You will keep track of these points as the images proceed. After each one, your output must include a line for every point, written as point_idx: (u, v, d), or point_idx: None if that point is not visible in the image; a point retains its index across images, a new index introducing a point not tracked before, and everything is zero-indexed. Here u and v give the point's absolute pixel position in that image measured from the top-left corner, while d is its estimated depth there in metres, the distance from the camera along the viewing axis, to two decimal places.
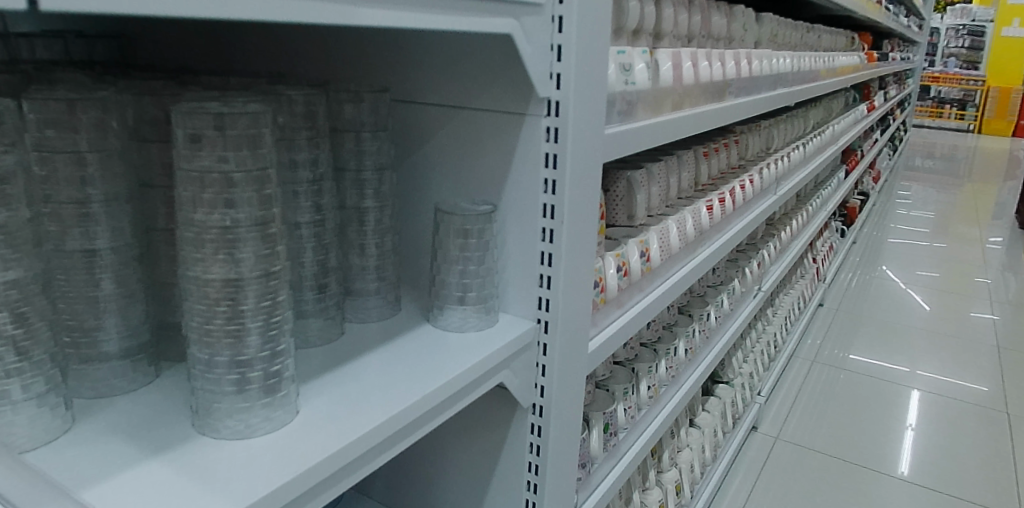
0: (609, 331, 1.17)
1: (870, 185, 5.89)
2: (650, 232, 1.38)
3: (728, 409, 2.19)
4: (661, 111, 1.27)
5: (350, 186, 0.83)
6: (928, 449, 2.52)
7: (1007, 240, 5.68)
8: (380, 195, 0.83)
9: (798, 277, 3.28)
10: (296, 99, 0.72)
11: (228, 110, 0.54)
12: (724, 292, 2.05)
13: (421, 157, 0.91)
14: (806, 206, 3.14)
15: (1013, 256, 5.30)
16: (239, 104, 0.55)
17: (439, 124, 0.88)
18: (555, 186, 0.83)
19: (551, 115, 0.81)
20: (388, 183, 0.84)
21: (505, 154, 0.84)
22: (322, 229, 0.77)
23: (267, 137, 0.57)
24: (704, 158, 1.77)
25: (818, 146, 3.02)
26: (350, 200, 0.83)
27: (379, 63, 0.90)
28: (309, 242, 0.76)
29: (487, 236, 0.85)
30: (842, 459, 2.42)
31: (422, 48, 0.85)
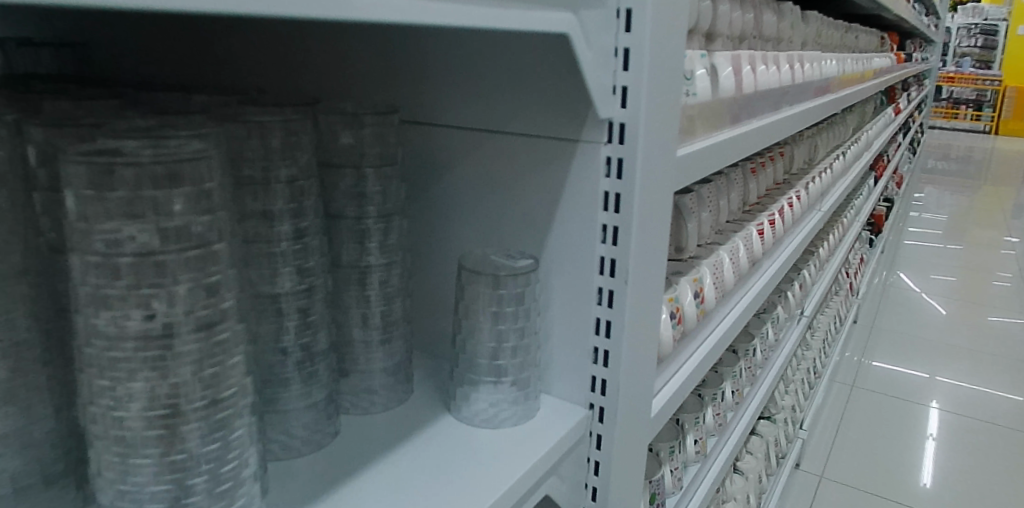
0: (667, 392, 0.97)
1: (894, 190, 5.66)
2: (702, 267, 1.19)
3: (771, 449, 1.98)
4: (720, 126, 1.06)
5: (346, 238, 0.62)
6: (991, 482, 2.30)
7: None
8: (387, 250, 0.64)
9: (833, 293, 3.05)
10: (273, 127, 0.53)
11: (154, 153, 0.35)
12: (769, 321, 1.84)
13: (440, 196, 0.71)
14: (841, 219, 2.93)
15: None
16: (171, 141, 0.36)
17: (463, 155, 0.68)
18: (616, 234, 0.63)
19: (613, 143, 0.61)
20: (398, 232, 0.64)
21: (550, 192, 0.64)
22: (310, 302, 0.57)
23: (214, 192, 0.38)
24: (752, 175, 1.58)
25: (855, 155, 2.81)
26: (346, 258, 0.63)
27: (381, 74, 0.69)
28: (294, 316, 0.56)
29: (531, 303, 0.65)
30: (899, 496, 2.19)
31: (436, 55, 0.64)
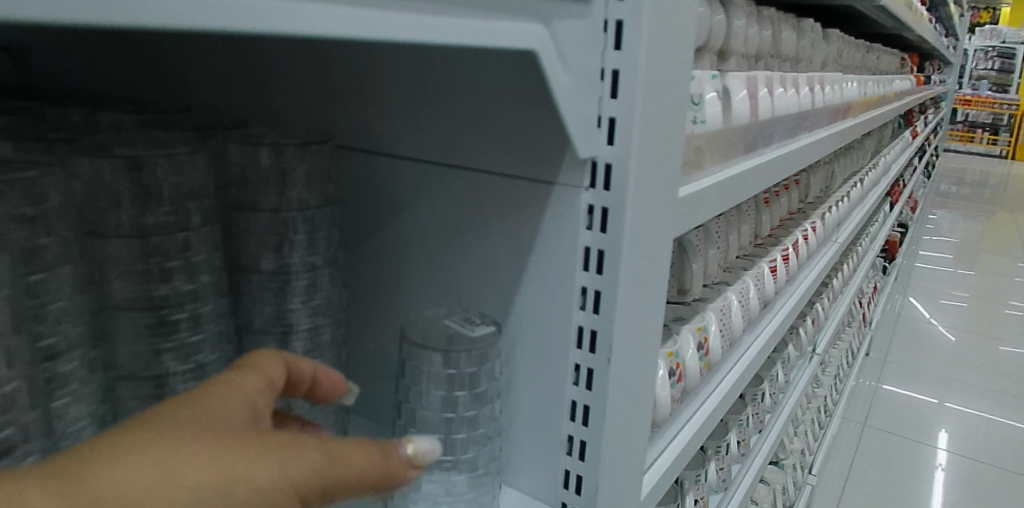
0: (664, 463, 0.84)
1: (909, 215, 5.51)
2: (708, 313, 1.06)
3: (779, 498, 1.85)
4: (731, 157, 0.94)
5: (259, 297, 0.49)
6: None
7: None
8: (316, 312, 0.51)
9: (846, 325, 2.91)
10: (153, 161, 0.41)
11: None
12: (779, 361, 1.70)
13: (387, 241, 0.58)
14: (856, 248, 2.79)
15: None
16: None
17: (413, 195, 0.55)
18: (598, 300, 0.51)
19: (598, 188, 0.48)
20: (329, 290, 0.51)
21: (520, 244, 0.52)
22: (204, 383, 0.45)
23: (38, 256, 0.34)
24: (765, 206, 1.46)
25: (872, 181, 2.67)
26: (257, 322, 0.50)
27: (312, 93, 0.56)
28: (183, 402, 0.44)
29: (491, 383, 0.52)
30: None
31: (375, 74, 0.51)
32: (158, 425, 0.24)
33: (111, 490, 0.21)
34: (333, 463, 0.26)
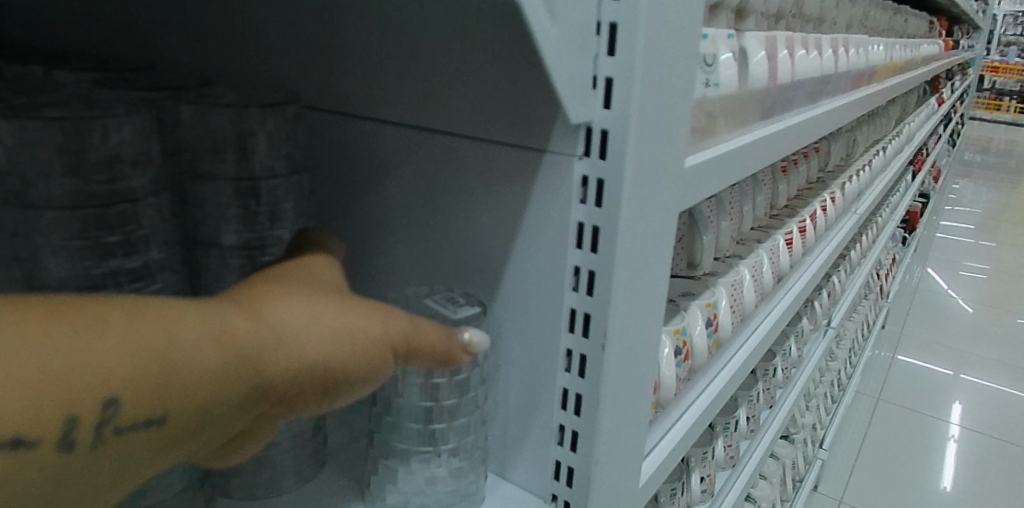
0: (668, 445, 0.80)
1: (932, 185, 5.37)
2: (718, 288, 1.01)
3: (788, 473, 1.81)
4: (746, 123, 0.88)
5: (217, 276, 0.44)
6: None
7: None
8: None
9: (864, 297, 2.85)
10: (93, 126, 0.36)
11: None
12: (793, 335, 1.65)
13: (369, 213, 0.53)
14: (876, 218, 2.71)
15: None
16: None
17: (396, 160, 0.50)
18: (593, 281, 0.46)
19: (593, 157, 0.43)
20: None
21: (508, 218, 0.47)
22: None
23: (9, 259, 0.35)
24: (782, 175, 1.40)
25: (896, 149, 2.58)
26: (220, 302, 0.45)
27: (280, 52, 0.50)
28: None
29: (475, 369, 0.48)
30: None
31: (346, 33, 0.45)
32: (293, 284, 0.29)
33: (282, 326, 0.27)
34: (420, 332, 0.32)
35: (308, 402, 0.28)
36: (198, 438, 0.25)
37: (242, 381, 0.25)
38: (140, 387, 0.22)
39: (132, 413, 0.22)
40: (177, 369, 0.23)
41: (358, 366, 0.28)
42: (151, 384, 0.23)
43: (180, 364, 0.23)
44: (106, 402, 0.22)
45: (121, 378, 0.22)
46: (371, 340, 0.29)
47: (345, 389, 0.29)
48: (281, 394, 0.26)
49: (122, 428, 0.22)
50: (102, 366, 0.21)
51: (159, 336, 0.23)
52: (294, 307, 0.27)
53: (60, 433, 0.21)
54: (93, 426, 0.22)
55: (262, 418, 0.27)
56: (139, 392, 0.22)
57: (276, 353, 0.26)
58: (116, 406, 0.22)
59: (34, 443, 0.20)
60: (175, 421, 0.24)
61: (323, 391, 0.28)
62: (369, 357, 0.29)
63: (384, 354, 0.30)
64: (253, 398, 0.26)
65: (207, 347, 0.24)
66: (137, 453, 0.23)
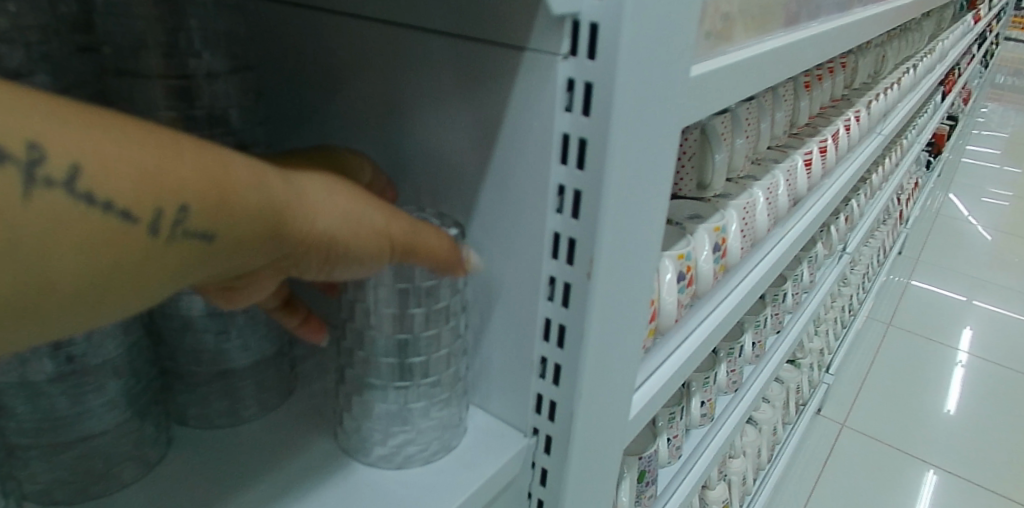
0: (665, 374, 0.77)
1: (962, 107, 5.16)
2: (728, 211, 0.96)
3: (791, 397, 1.81)
4: (768, 30, 0.80)
5: None
6: None
7: None
8: None
9: (882, 222, 2.77)
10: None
11: None
12: (806, 261, 1.60)
13: (333, 122, 0.48)
14: (901, 140, 2.61)
15: None
16: None
17: (360, 58, 0.44)
18: (578, 202, 0.41)
19: (581, 57, 0.37)
20: None
21: (484, 130, 0.41)
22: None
23: None
24: (804, 91, 1.32)
25: (928, 67, 2.45)
26: None
27: None
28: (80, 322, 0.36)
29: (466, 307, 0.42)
30: (927, 449, 2.02)
31: None
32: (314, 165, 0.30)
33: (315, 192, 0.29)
34: (422, 236, 0.34)
35: (315, 267, 0.29)
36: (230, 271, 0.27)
37: (275, 226, 0.27)
38: (207, 199, 0.24)
39: (199, 224, 0.24)
40: (232, 194, 0.25)
41: (362, 248, 0.30)
42: (214, 199, 0.25)
43: (237, 191, 0.25)
44: (180, 205, 0.24)
45: (194, 187, 0.24)
46: (375, 231, 0.30)
47: (342, 266, 0.30)
48: (296, 251, 0.28)
49: (188, 235, 0.24)
50: (179, 173, 0.24)
51: (222, 163, 0.25)
52: (318, 180, 0.29)
53: (149, 222, 0.23)
54: (168, 225, 0.24)
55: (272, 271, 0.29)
56: (208, 201, 0.24)
57: (303, 211, 0.28)
58: (189, 211, 0.24)
59: (129, 220, 0.22)
60: (226, 243, 0.25)
61: (326, 262, 0.29)
62: (369, 245, 0.30)
63: (386, 245, 0.31)
64: (277, 245, 0.27)
65: (254, 183, 0.26)
66: (194, 268, 0.25)
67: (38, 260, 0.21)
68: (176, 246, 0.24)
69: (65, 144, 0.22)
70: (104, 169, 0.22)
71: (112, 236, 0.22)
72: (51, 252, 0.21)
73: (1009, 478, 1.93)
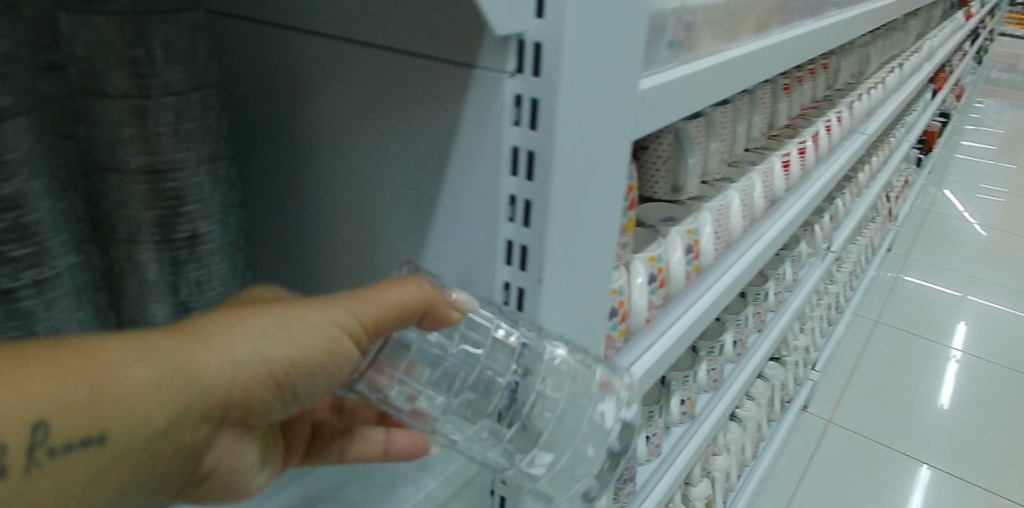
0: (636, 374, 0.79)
1: (953, 104, 5.19)
2: (703, 213, 0.98)
3: (776, 394, 1.83)
4: (736, 39, 0.82)
5: (120, 206, 0.40)
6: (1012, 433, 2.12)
7: None
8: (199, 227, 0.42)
9: (871, 220, 2.80)
10: None
11: None
12: (789, 259, 1.62)
13: (300, 132, 0.49)
14: (888, 139, 2.64)
15: None
16: None
17: (325, 73, 0.45)
18: (528, 211, 0.42)
19: (526, 74, 0.39)
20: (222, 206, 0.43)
21: (439, 143, 0.43)
22: (62, 314, 0.38)
23: None
24: (783, 93, 1.34)
25: (914, 65, 2.48)
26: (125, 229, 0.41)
27: None
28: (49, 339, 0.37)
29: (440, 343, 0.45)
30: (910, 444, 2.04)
31: None
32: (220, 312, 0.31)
33: (220, 339, 0.29)
34: (376, 305, 0.34)
35: (254, 399, 0.30)
36: (156, 450, 0.28)
37: (181, 396, 0.27)
38: (77, 409, 0.25)
39: (71, 435, 0.25)
40: (110, 394, 0.26)
41: (304, 360, 0.31)
42: (84, 406, 0.25)
43: (115, 390, 0.26)
44: (35, 424, 0.24)
45: (56, 403, 0.24)
46: (307, 327, 0.31)
47: (291, 374, 0.31)
48: (223, 400, 0.29)
49: (63, 453, 0.25)
50: (30, 400, 0.24)
51: (91, 361, 0.25)
52: (221, 327, 0.29)
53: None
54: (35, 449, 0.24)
55: (219, 420, 0.30)
56: (76, 413, 0.25)
57: (210, 366, 0.28)
58: (48, 430, 0.24)
59: None
60: (129, 434, 0.26)
61: (271, 378, 0.30)
62: (307, 344, 0.31)
63: (331, 352, 0.32)
64: (196, 406, 0.28)
65: (135, 368, 0.26)
66: (100, 471, 0.26)
67: None
68: (62, 463, 0.25)
69: None
70: None
71: None
72: None
73: (989, 473, 1.95)
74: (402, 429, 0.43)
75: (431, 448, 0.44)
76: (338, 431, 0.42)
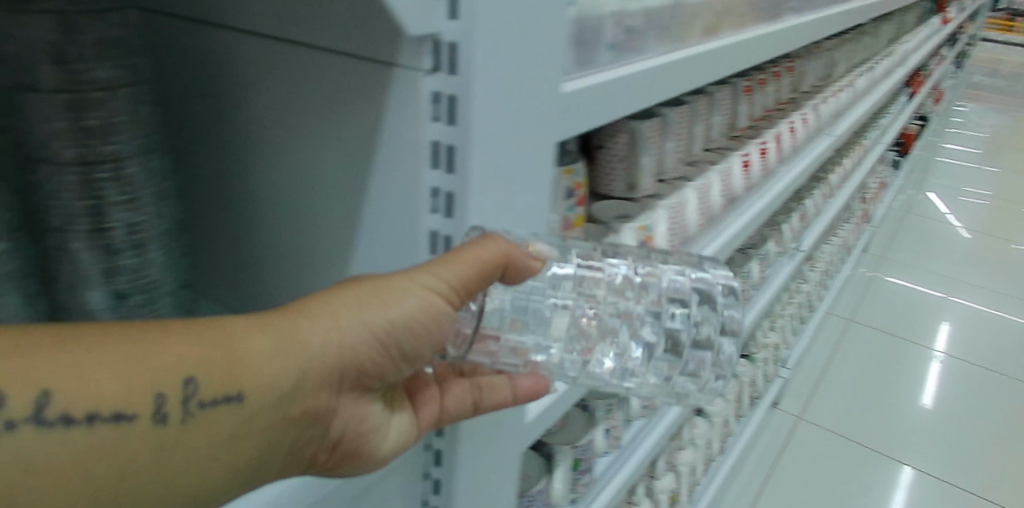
0: None
1: (931, 108, 5.27)
2: (656, 212, 1.01)
3: (744, 391, 1.85)
4: (684, 41, 0.85)
5: (53, 197, 0.42)
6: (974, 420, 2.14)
7: None
8: (136, 216, 0.45)
9: (845, 220, 2.84)
10: None
11: None
12: (755, 258, 1.65)
13: (238, 126, 0.51)
14: (861, 141, 2.68)
15: None
16: None
17: (261, 70, 0.47)
18: (451, 203, 0.44)
19: (443, 73, 0.41)
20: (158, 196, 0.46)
21: (364, 137, 0.44)
22: None
23: None
24: (745, 95, 1.38)
25: (886, 69, 2.53)
26: (57, 219, 0.43)
27: None
28: None
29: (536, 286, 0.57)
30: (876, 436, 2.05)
31: None
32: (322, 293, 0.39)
33: (321, 308, 0.37)
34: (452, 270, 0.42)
35: (361, 355, 0.38)
36: (283, 402, 0.36)
37: (298, 353, 0.36)
38: (215, 366, 0.33)
39: (211, 387, 0.33)
40: (238, 354, 0.34)
41: (398, 318, 0.39)
42: (219, 365, 0.33)
43: (242, 351, 0.34)
44: (186, 380, 0.32)
45: (199, 363, 0.33)
46: (394, 293, 0.39)
47: (390, 334, 0.39)
48: (335, 356, 0.37)
49: (212, 405, 0.33)
50: (176, 360, 0.32)
51: (221, 333, 0.34)
52: (322, 300, 0.38)
53: (151, 409, 0.31)
54: (182, 399, 0.32)
55: (337, 380, 0.38)
56: (213, 371, 0.33)
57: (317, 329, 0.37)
58: (197, 384, 0.32)
59: (132, 418, 0.30)
60: (259, 387, 0.34)
61: (372, 339, 0.39)
62: (399, 305, 0.39)
63: (421, 309, 0.40)
64: (312, 362, 0.36)
65: (256, 336, 0.35)
66: (237, 418, 0.34)
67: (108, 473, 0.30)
68: (210, 414, 0.33)
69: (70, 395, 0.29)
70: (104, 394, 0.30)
71: (132, 436, 0.31)
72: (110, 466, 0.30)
73: (950, 459, 1.97)
74: (523, 376, 0.56)
75: (550, 387, 0.56)
76: (465, 388, 0.52)
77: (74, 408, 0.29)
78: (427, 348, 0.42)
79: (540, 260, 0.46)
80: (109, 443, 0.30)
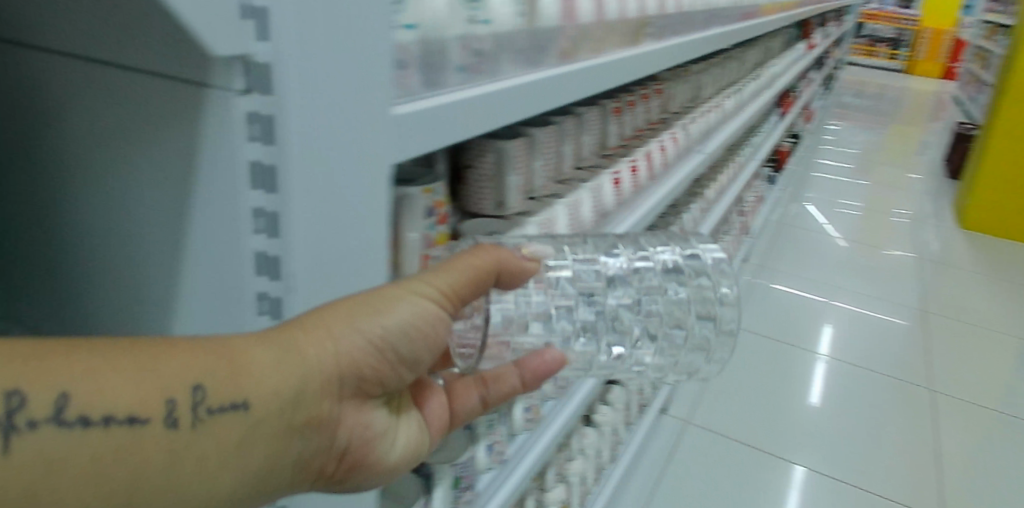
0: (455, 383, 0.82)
1: (802, 127, 5.65)
2: (527, 226, 1.06)
3: (632, 399, 1.90)
4: (538, 64, 0.88)
5: None
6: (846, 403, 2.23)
7: (930, 175, 5.50)
8: None
9: (725, 233, 2.98)
10: None
11: None
12: None
13: (73, 149, 0.50)
14: (735, 158, 2.85)
15: (940, 189, 5.14)
16: None
17: (93, 94, 0.47)
18: (277, 223, 0.44)
19: (257, 93, 0.41)
20: None
21: (187, 158, 0.44)
22: None
23: None
24: (614, 116, 1.46)
25: (754, 91, 2.70)
26: None
27: None
28: None
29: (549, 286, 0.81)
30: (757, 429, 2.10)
31: None
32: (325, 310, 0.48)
33: (321, 322, 0.46)
34: (438, 283, 0.52)
35: (358, 361, 0.47)
36: (286, 405, 0.44)
37: (298, 360, 0.44)
38: (220, 375, 0.41)
39: (218, 393, 0.41)
40: (240, 364, 0.42)
41: (392, 326, 0.49)
42: (222, 372, 0.41)
43: (245, 362, 0.42)
44: (194, 387, 0.40)
45: (206, 372, 0.41)
46: (390, 304, 0.49)
47: (387, 340, 0.49)
48: (333, 362, 0.46)
49: (220, 409, 0.41)
50: (181, 370, 0.40)
51: (225, 349, 0.42)
52: (324, 315, 0.47)
53: (164, 412, 0.39)
54: (191, 403, 0.40)
55: (339, 383, 0.47)
56: (219, 379, 0.41)
57: (316, 340, 0.45)
58: (205, 390, 0.40)
59: (148, 418, 0.38)
60: (262, 390, 0.43)
61: (368, 347, 0.48)
62: (389, 315, 0.49)
63: (410, 318, 0.50)
64: (311, 368, 0.45)
65: (258, 349, 0.43)
66: (247, 417, 0.42)
67: (133, 462, 0.38)
68: (217, 418, 0.41)
69: (91, 399, 0.37)
70: (122, 396, 0.38)
71: (151, 433, 0.39)
72: (134, 458, 0.38)
73: (824, 443, 2.04)
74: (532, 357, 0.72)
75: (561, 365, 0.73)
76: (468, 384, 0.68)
77: (90, 410, 0.36)
78: (419, 353, 0.52)
79: (512, 269, 0.59)
80: (123, 439, 0.38)
